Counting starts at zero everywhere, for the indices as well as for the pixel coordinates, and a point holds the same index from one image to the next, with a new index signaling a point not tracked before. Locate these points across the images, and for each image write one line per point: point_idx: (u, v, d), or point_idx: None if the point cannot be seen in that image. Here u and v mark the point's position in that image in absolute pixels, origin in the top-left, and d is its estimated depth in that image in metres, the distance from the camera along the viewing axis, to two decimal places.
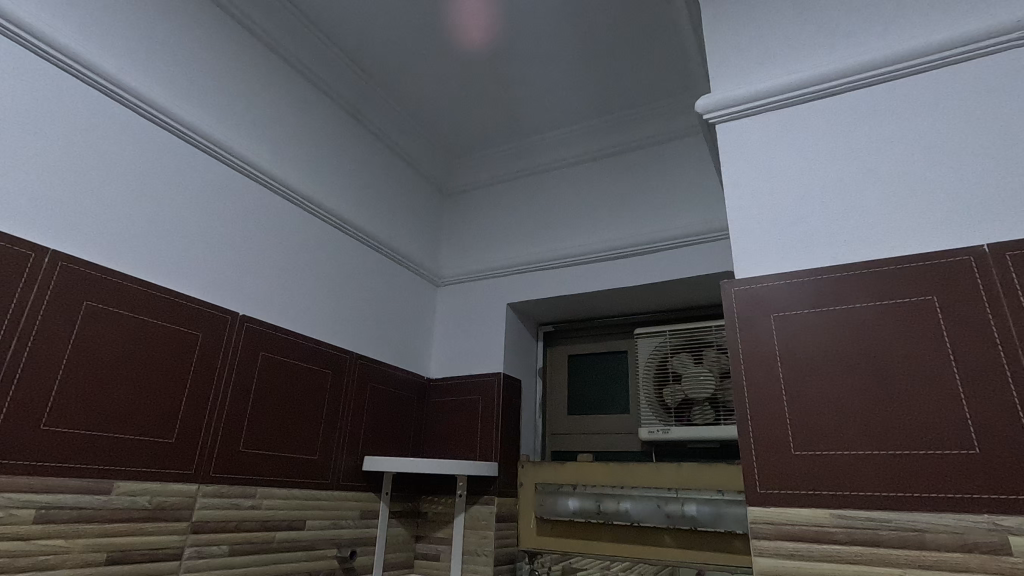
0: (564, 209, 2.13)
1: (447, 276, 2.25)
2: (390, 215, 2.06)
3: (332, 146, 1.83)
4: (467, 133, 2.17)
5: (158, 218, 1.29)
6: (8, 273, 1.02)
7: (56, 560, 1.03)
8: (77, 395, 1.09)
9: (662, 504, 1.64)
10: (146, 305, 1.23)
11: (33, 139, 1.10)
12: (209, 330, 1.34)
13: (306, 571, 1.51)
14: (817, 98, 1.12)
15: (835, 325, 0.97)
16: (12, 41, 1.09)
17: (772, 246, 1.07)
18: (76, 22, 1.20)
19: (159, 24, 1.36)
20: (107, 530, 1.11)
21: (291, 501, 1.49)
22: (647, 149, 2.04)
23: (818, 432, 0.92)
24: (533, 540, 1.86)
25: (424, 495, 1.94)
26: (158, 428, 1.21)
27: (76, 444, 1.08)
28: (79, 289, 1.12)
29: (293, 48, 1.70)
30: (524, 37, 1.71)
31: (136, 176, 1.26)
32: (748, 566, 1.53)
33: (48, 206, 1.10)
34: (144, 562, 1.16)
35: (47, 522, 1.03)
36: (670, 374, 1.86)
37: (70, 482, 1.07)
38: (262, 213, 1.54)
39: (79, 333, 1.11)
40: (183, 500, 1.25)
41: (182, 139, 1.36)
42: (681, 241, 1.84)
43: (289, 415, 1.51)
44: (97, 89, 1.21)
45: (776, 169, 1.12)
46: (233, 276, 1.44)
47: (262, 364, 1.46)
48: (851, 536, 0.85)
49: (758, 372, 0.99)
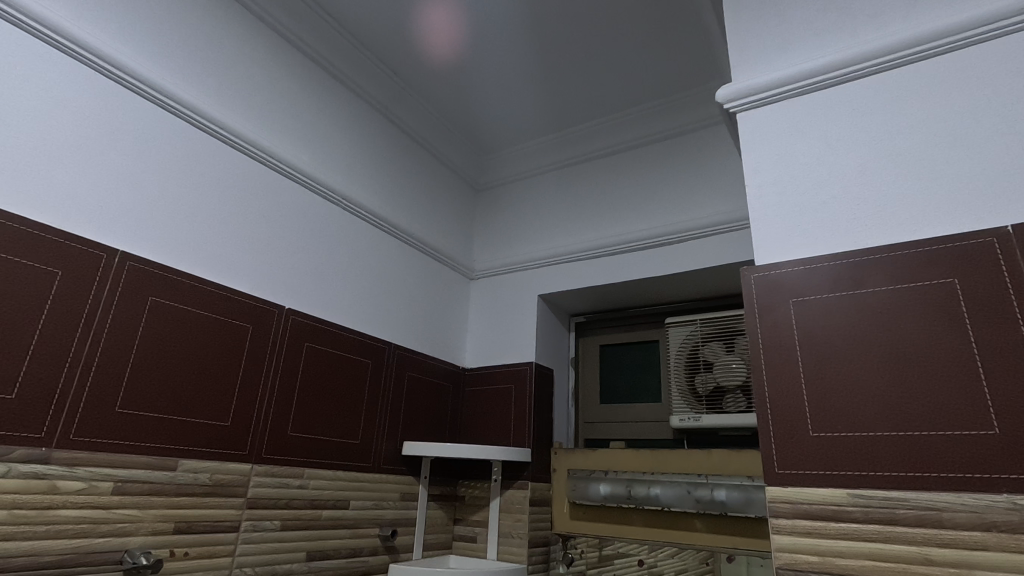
0: (593, 201, 2.16)
1: (480, 270, 2.32)
2: (423, 211, 2.14)
3: (367, 147, 1.92)
4: (496, 128, 2.22)
5: (211, 220, 1.40)
6: (85, 272, 1.15)
7: (130, 528, 1.15)
8: (145, 382, 1.21)
9: (691, 490, 1.66)
10: (202, 299, 1.34)
11: (102, 153, 1.22)
12: (258, 322, 1.45)
13: (351, 547, 1.61)
14: (838, 84, 1.13)
15: (853, 308, 0.98)
16: (82, 63, 1.22)
17: (792, 233, 1.08)
18: (136, 43, 1.31)
19: (207, 39, 1.46)
20: (174, 504, 1.23)
21: (336, 482, 1.59)
22: (675, 141, 2.05)
23: (835, 414, 0.94)
24: (565, 523, 1.95)
25: (461, 480, 2.03)
26: (215, 412, 1.32)
27: (146, 425, 1.20)
28: (142, 285, 1.23)
29: (328, 53, 1.79)
30: (550, 32, 1.75)
31: (190, 183, 1.37)
32: (768, 551, 1.56)
33: (114, 212, 1.22)
34: (207, 533, 1.28)
35: (122, 493, 1.15)
36: (701, 362, 1.87)
37: (142, 459, 1.19)
38: (302, 212, 1.64)
39: (146, 325, 1.22)
40: (240, 478, 1.36)
41: (232, 146, 1.47)
42: (710, 230, 1.85)
43: (333, 401, 1.61)
44: (154, 103, 1.33)
45: (796, 155, 1.13)
46: (280, 272, 1.55)
47: (307, 354, 1.56)
48: (868, 514, 0.87)
49: (777, 355, 1.02)
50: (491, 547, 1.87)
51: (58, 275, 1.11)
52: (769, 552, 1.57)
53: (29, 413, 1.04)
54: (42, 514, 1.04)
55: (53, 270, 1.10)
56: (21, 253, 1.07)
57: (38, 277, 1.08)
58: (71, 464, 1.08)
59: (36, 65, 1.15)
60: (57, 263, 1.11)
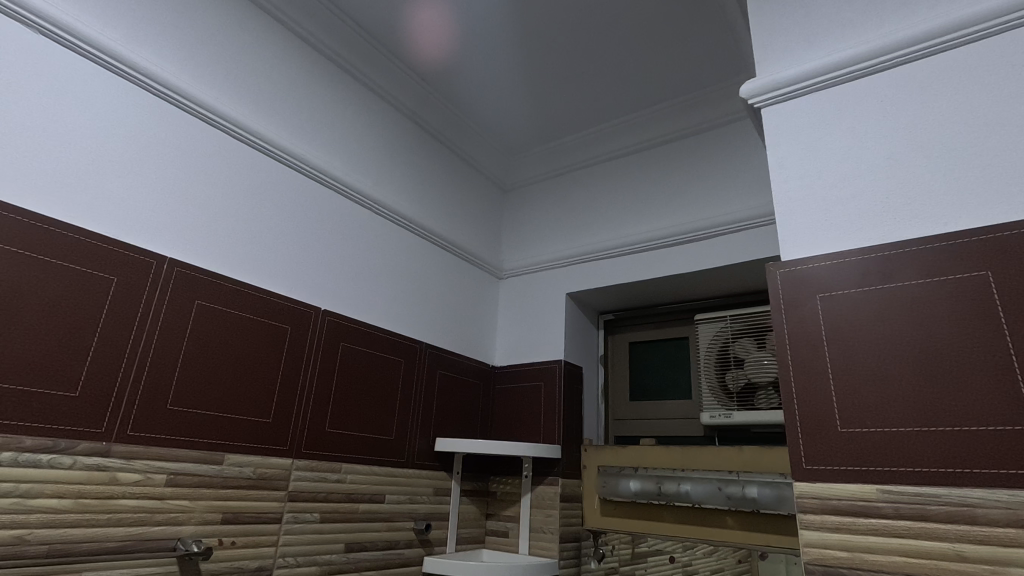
0: (620, 199, 2.16)
1: (509, 269, 2.35)
2: (452, 212, 2.19)
3: (397, 151, 1.98)
4: (522, 130, 2.25)
5: (251, 228, 1.47)
6: (138, 278, 1.23)
7: (181, 517, 1.23)
8: (193, 381, 1.28)
9: (723, 486, 1.67)
10: (244, 302, 1.41)
11: (152, 167, 1.30)
12: (296, 323, 1.51)
13: (387, 540, 1.66)
14: (865, 76, 1.12)
15: (883, 303, 0.97)
16: (133, 84, 1.30)
17: (819, 228, 1.08)
18: (180, 63, 1.39)
19: (244, 56, 1.54)
20: (221, 495, 1.30)
21: (372, 477, 1.65)
22: (702, 137, 2.04)
23: (863, 409, 0.94)
24: (596, 518, 1.94)
25: (493, 476, 2.06)
26: (257, 409, 1.39)
27: (194, 421, 1.27)
28: (189, 290, 1.30)
29: (359, 62, 1.84)
30: (573, 32, 1.77)
31: (231, 193, 1.44)
32: (796, 549, 1.57)
33: (164, 222, 1.30)
34: (251, 523, 1.35)
35: (174, 485, 1.23)
36: (731, 359, 1.86)
37: (192, 453, 1.26)
38: (337, 217, 1.70)
39: (193, 327, 1.30)
40: (281, 472, 1.43)
41: (270, 156, 1.55)
42: (738, 225, 1.83)
43: (368, 399, 1.66)
44: (199, 118, 1.40)
45: (823, 149, 1.12)
46: (316, 274, 1.61)
47: (343, 353, 1.62)
48: (898, 511, 0.87)
49: (804, 350, 1.02)
50: (523, 541, 1.90)
51: (113, 280, 1.19)
52: (797, 550, 1.57)
53: (90, 408, 1.12)
54: (103, 504, 1.12)
55: (109, 277, 1.18)
56: (82, 262, 1.15)
57: (96, 283, 1.16)
58: (128, 457, 1.16)
59: (90, 87, 1.23)
60: (111, 270, 1.19)
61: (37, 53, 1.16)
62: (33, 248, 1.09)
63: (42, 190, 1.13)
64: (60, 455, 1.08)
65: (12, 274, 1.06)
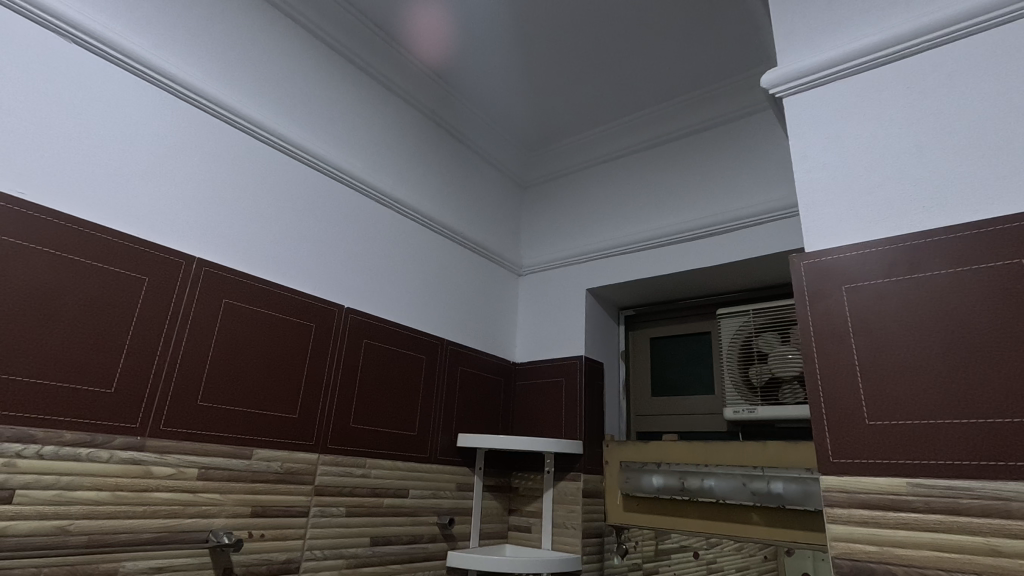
0: (639, 193, 2.15)
1: (528, 266, 2.35)
2: (471, 210, 2.20)
3: (416, 149, 2.00)
4: (540, 126, 2.25)
5: (275, 228, 1.50)
6: (168, 278, 1.26)
7: (213, 510, 1.26)
8: (222, 377, 1.32)
9: (747, 482, 1.65)
10: (269, 300, 1.44)
11: (178, 167, 1.33)
12: (320, 321, 1.54)
13: (411, 534, 1.68)
14: (891, 62, 1.10)
15: (911, 293, 0.96)
16: (159, 88, 1.33)
17: (843, 219, 1.06)
18: (205, 66, 1.42)
19: (266, 58, 1.57)
20: (251, 489, 1.33)
21: (395, 472, 1.67)
22: (722, 129, 2.02)
23: (892, 402, 0.93)
24: (619, 514, 1.96)
25: (515, 472, 2.07)
26: (284, 405, 1.42)
27: (224, 417, 1.31)
28: (216, 289, 1.34)
29: (378, 62, 1.86)
30: (590, 28, 1.76)
31: (254, 194, 1.47)
32: (823, 545, 1.55)
33: (191, 222, 1.33)
34: (280, 517, 1.38)
35: (206, 479, 1.26)
36: (755, 353, 1.83)
37: (222, 448, 1.30)
38: (357, 215, 1.72)
39: (221, 325, 1.33)
40: (308, 467, 1.45)
41: (292, 157, 1.57)
42: (760, 218, 1.81)
43: (391, 395, 1.69)
44: (223, 120, 1.43)
45: (847, 138, 1.10)
46: (338, 273, 1.63)
47: (366, 350, 1.64)
48: (929, 505, 0.86)
49: (830, 343, 1.01)
50: (546, 537, 1.91)
51: (143, 280, 1.22)
52: (825, 547, 1.55)
53: (125, 404, 1.16)
54: (139, 496, 1.16)
55: (141, 276, 1.22)
56: (115, 261, 1.19)
57: (127, 282, 1.20)
58: (162, 452, 1.20)
59: (116, 92, 1.26)
60: (142, 270, 1.22)
61: (71, 62, 1.20)
62: (68, 250, 1.13)
63: (77, 194, 1.17)
64: (98, 449, 1.12)
65: (51, 275, 1.10)
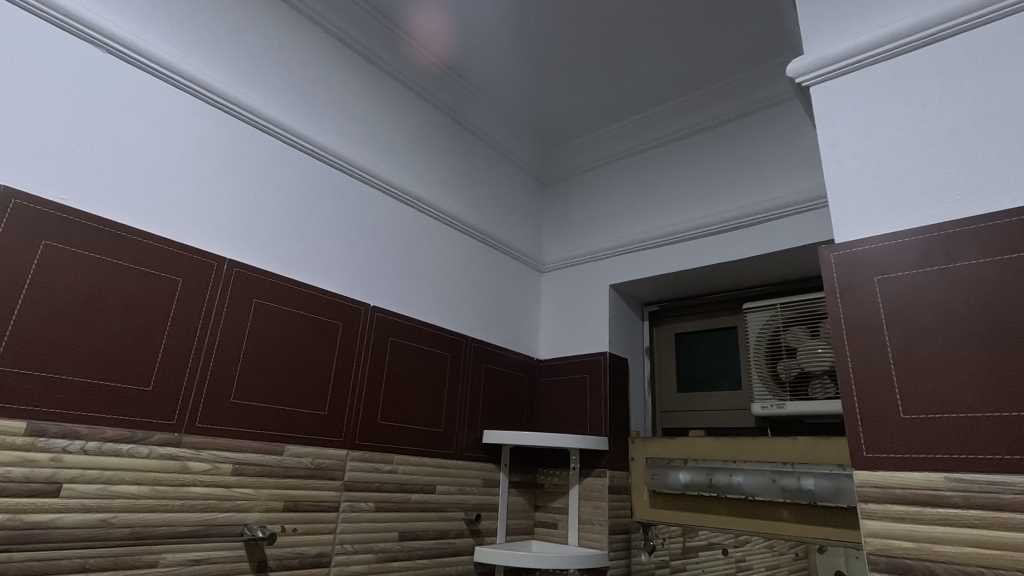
0: (662, 187, 2.13)
1: (550, 263, 2.35)
2: (492, 207, 2.20)
3: (437, 149, 2.01)
4: (560, 122, 2.25)
5: (302, 228, 1.53)
6: (201, 279, 1.30)
7: (247, 505, 1.29)
8: (254, 375, 1.35)
9: (777, 478, 1.63)
10: (298, 299, 1.46)
11: (208, 170, 1.37)
12: (347, 320, 1.56)
13: (439, 529, 1.70)
14: (923, 46, 1.07)
15: (946, 283, 0.94)
16: (190, 94, 1.37)
17: (875, 209, 1.04)
18: (232, 72, 1.46)
19: (290, 62, 1.60)
20: (283, 484, 1.36)
21: (422, 468, 1.69)
22: (745, 121, 1.99)
23: (928, 394, 0.91)
24: (646, 512, 1.94)
25: (541, 468, 2.07)
26: (314, 402, 1.45)
27: (256, 414, 1.34)
28: (247, 289, 1.37)
29: (399, 63, 1.88)
30: (610, 21, 1.75)
31: (282, 195, 1.50)
32: (857, 542, 1.53)
33: (221, 224, 1.37)
34: (311, 512, 1.41)
35: (240, 474, 1.29)
36: (783, 348, 1.80)
37: (255, 444, 1.33)
38: (380, 216, 1.74)
39: (252, 325, 1.36)
40: (338, 463, 1.48)
41: (317, 158, 1.60)
42: (786, 211, 1.78)
43: (416, 392, 1.71)
44: (251, 124, 1.47)
45: (878, 125, 1.08)
46: (364, 271, 1.66)
47: (391, 348, 1.66)
48: (969, 500, 0.84)
49: (861, 336, 0.99)
50: (572, 533, 1.91)
51: (178, 281, 1.26)
52: (858, 543, 1.53)
53: (162, 402, 1.20)
54: (176, 490, 1.19)
55: (175, 277, 1.26)
56: (150, 263, 1.23)
57: (163, 283, 1.24)
58: (197, 447, 1.23)
59: (149, 99, 1.30)
60: (176, 272, 1.26)
61: (108, 73, 1.25)
62: (104, 253, 1.17)
63: (114, 199, 1.21)
64: (138, 445, 1.15)
65: (91, 277, 1.14)
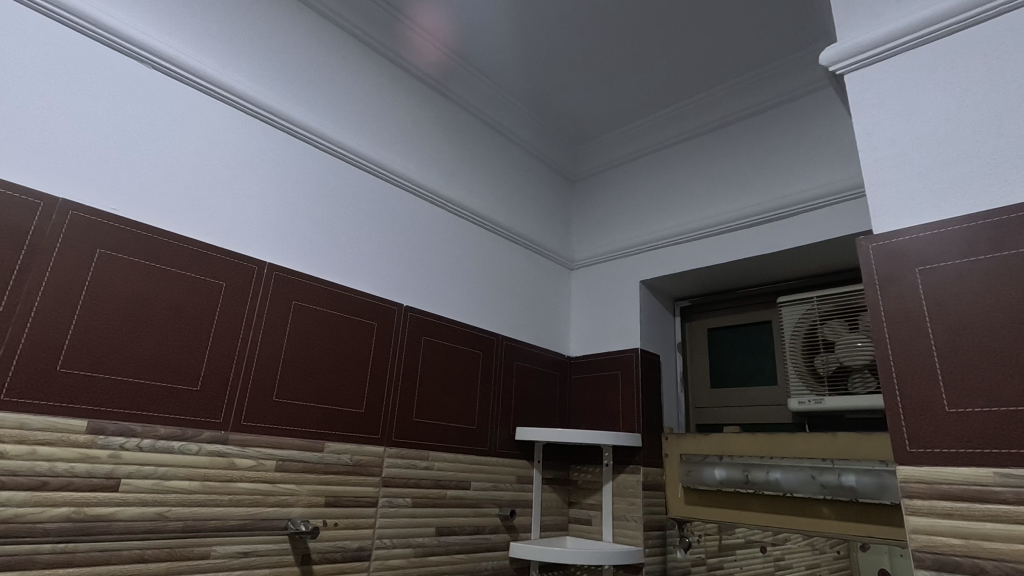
0: (692, 181, 2.11)
1: (579, 259, 2.35)
2: (521, 205, 2.22)
3: (465, 149, 2.04)
4: (587, 119, 2.25)
5: (337, 230, 1.57)
6: (244, 283, 1.35)
7: (291, 500, 1.34)
8: (295, 374, 1.39)
9: (816, 475, 1.60)
10: (335, 299, 1.51)
11: (249, 178, 1.42)
12: (382, 320, 1.60)
13: (475, 525, 1.73)
14: (962, 29, 1.04)
15: (993, 272, 0.91)
16: (230, 105, 1.43)
17: (915, 198, 1.01)
18: (267, 82, 1.51)
19: (320, 70, 1.64)
20: (324, 480, 1.41)
21: (457, 464, 1.71)
22: (777, 112, 1.96)
23: (975, 387, 0.88)
24: (681, 507, 1.94)
25: (574, 465, 2.08)
26: (351, 400, 1.49)
27: (297, 412, 1.38)
28: (287, 292, 1.42)
29: (426, 66, 1.91)
30: (635, 15, 1.75)
31: (318, 200, 1.55)
32: (902, 541, 1.49)
33: (261, 229, 1.42)
34: (352, 507, 1.45)
35: (284, 470, 1.34)
36: (820, 342, 1.77)
37: (297, 441, 1.37)
38: (412, 216, 1.78)
39: (292, 326, 1.41)
40: (375, 459, 1.52)
41: (349, 163, 1.64)
42: (821, 202, 1.75)
43: (450, 389, 1.73)
44: (287, 132, 1.52)
45: (917, 112, 1.05)
46: (397, 271, 1.69)
47: (425, 346, 1.69)
48: (1020, 496, 0.82)
49: (903, 328, 0.97)
50: (607, 529, 1.91)
51: (221, 284, 1.31)
52: (904, 542, 1.49)
53: (210, 401, 1.25)
54: (224, 486, 1.24)
55: (219, 281, 1.31)
56: (196, 267, 1.28)
57: (207, 287, 1.29)
58: (243, 445, 1.28)
59: (190, 112, 1.36)
60: (220, 276, 1.31)
61: (154, 88, 1.31)
62: (153, 259, 1.22)
63: (159, 207, 1.27)
64: (188, 442, 1.21)
65: (142, 283, 1.20)
